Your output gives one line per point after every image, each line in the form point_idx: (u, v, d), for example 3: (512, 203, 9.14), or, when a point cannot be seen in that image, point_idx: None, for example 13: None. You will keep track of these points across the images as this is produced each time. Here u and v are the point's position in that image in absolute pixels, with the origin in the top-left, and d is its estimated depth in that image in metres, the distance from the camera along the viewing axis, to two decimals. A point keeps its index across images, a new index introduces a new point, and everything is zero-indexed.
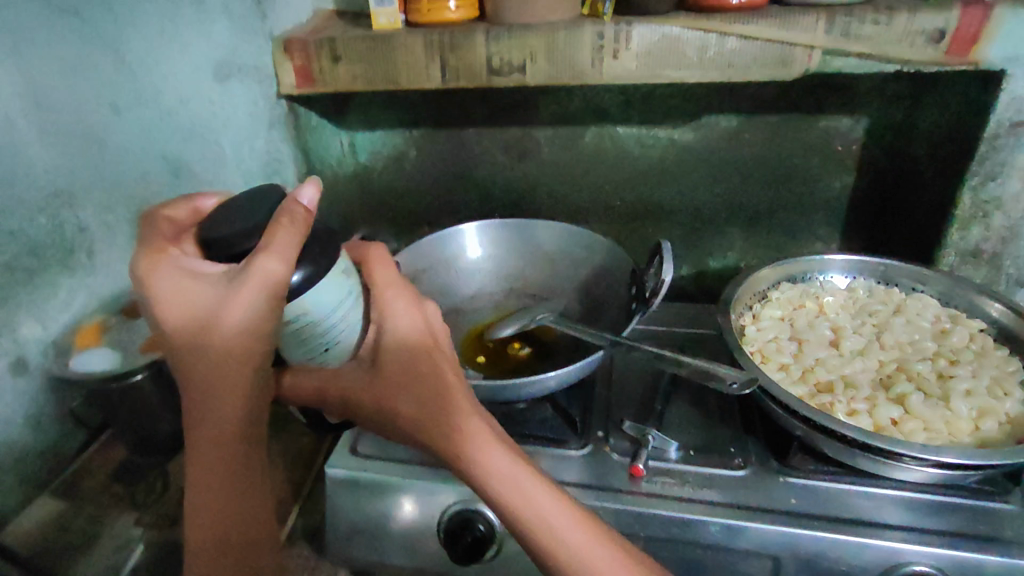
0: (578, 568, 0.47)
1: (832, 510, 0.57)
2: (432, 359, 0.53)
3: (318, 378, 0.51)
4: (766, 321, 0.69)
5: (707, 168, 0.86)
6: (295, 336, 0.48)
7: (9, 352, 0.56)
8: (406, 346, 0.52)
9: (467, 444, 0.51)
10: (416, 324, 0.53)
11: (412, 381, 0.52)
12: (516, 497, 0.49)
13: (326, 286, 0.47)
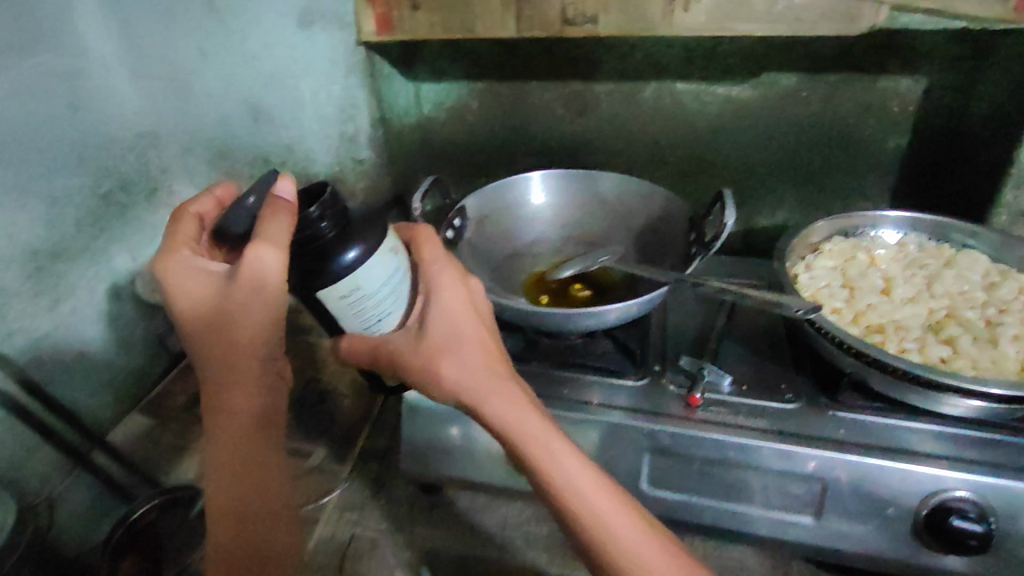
0: (597, 525, 0.52)
1: (878, 441, 0.62)
2: (475, 329, 0.59)
3: (373, 341, 0.55)
4: (819, 271, 0.72)
5: (762, 125, 0.89)
6: (351, 309, 0.53)
7: (109, 277, 0.86)
8: (452, 315, 0.58)
9: (503, 408, 0.56)
10: (460, 295, 0.58)
11: (454, 349, 0.57)
12: (542, 459, 0.54)
13: (375, 263, 0.53)
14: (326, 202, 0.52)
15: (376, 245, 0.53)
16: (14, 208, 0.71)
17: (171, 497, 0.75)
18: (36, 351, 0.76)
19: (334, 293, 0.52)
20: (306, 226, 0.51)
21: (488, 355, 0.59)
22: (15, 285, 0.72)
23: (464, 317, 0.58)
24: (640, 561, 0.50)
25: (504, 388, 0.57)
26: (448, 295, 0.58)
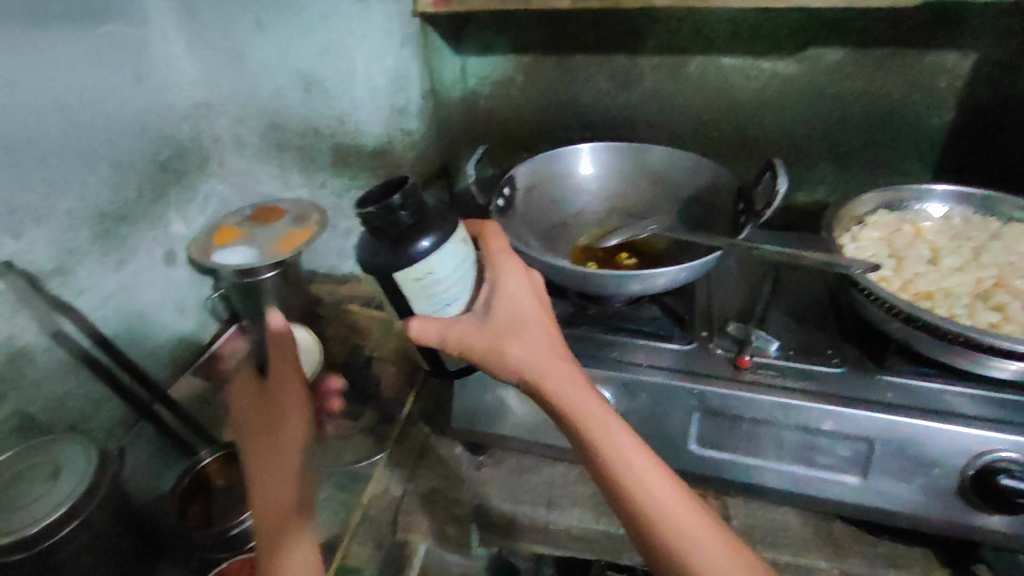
0: (653, 503, 0.53)
1: (925, 404, 0.63)
2: (538, 316, 0.60)
3: (442, 323, 0.54)
4: (866, 242, 0.74)
5: (804, 100, 0.89)
6: (422, 293, 0.53)
7: (166, 244, 0.91)
8: (518, 300, 0.59)
9: (568, 390, 0.57)
10: (526, 282, 0.60)
11: (520, 332, 0.58)
12: (603, 439, 0.55)
13: (449, 249, 0.53)
14: (408, 191, 0.51)
15: (449, 233, 0.54)
16: (84, 170, 0.76)
17: (229, 453, 0.78)
18: (104, 308, 0.81)
19: (408, 276, 0.52)
20: (387, 214, 0.50)
21: (549, 340, 0.60)
22: (86, 244, 0.77)
23: (529, 303, 0.60)
24: (693, 537, 0.52)
25: (565, 369, 0.58)
26: (515, 282, 0.59)
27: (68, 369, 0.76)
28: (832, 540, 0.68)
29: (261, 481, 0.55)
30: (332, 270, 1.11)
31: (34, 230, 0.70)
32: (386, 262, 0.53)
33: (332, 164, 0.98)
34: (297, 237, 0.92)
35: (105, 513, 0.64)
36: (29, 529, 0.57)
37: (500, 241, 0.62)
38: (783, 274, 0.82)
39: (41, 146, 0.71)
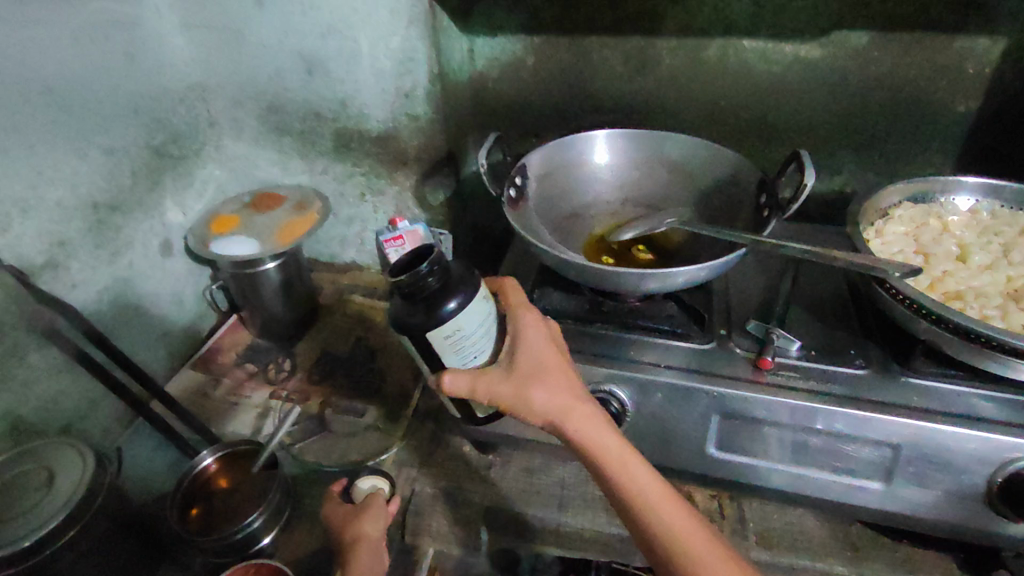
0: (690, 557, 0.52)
1: (952, 408, 0.61)
2: (561, 360, 0.60)
3: (470, 377, 0.54)
4: (891, 236, 0.71)
5: (827, 87, 0.86)
6: (452, 351, 0.53)
7: (162, 233, 0.88)
8: (541, 346, 0.59)
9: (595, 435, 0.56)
10: (545, 329, 0.61)
11: (548, 378, 0.58)
12: (634, 488, 0.54)
13: (476, 306, 0.53)
14: (433, 257, 0.52)
15: (474, 292, 0.53)
16: (76, 157, 0.73)
17: (233, 451, 0.76)
18: (99, 303, 0.79)
19: (438, 336, 0.52)
20: (415, 280, 0.51)
21: (573, 384, 0.59)
22: (79, 236, 0.75)
23: (552, 347, 0.60)
24: None
25: (592, 413, 0.58)
26: (537, 331, 0.60)
27: (62, 366, 0.74)
28: (851, 544, 0.67)
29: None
30: (333, 259, 1.08)
31: (22, 223, 0.67)
32: (416, 325, 0.52)
33: (335, 149, 0.94)
34: (298, 227, 0.89)
35: (105, 518, 0.62)
36: (23, 542, 0.54)
37: (517, 294, 0.63)
38: (803, 267, 0.80)
39: (28, 133, 0.67)
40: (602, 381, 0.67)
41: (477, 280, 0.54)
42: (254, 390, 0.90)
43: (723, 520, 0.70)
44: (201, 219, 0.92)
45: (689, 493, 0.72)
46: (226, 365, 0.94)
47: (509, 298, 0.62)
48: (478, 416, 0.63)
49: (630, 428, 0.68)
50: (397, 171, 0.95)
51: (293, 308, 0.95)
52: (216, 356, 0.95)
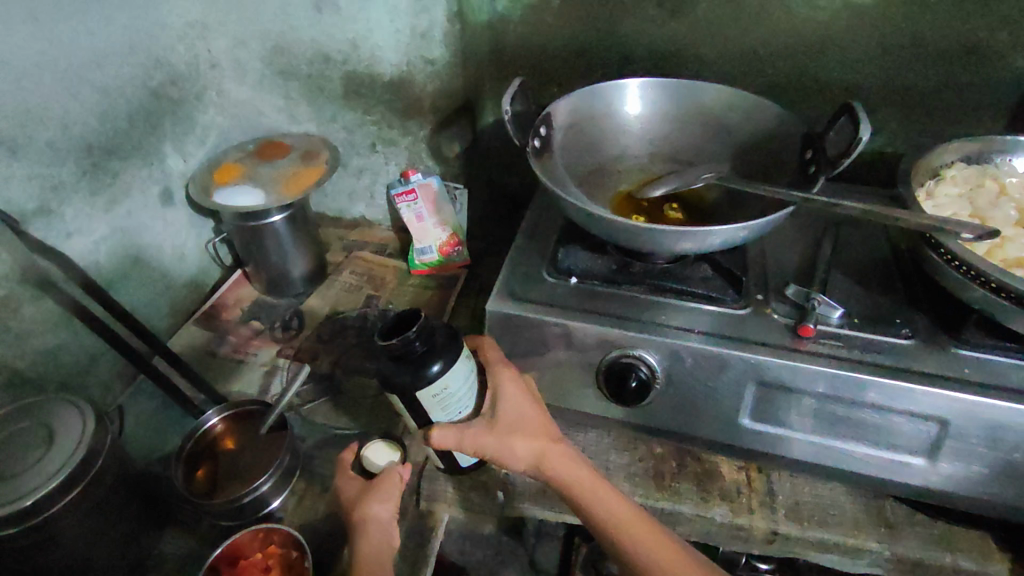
0: None
1: (1009, 382, 0.57)
2: (541, 409, 0.60)
3: (456, 432, 0.55)
4: (944, 199, 0.66)
5: (879, 36, 0.78)
6: (438, 407, 0.55)
7: (162, 182, 0.84)
8: (522, 395, 0.60)
9: (579, 480, 0.56)
10: (524, 378, 0.62)
11: (530, 427, 0.58)
12: (623, 531, 0.54)
13: (460, 366, 0.55)
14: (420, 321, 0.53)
15: (458, 354, 0.55)
16: (67, 95, 0.68)
17: (238, 411, 0.73)
18: (96, 253, 0.75)
19: (426, 394, 0.54)
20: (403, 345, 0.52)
21: (554, 431, 0.59)
22: (73, 180, 0.70)
23: (532, 396, 0.60)
24: None
25: (575, 459, 0.58)
26: (515, 382, 0.60)
27: (60, 319, 0.70)
28: (884, 521, 0.64)
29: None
30: (342, 213, 1.04)
31: (9, 164, 0.63)
32: (403, 384, 0.53)
33: (344, 94, 0.90)
34: (306, 177, 0.85)
35: (109, 477, 0.59)
36: (23, 501, 0.51)
37: (494, 349, 0.63)
38: (842, 232, 0.75)
39: (12, 66, 0.62)
40: (631, 346, 0.62)
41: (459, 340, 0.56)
42: (259, 349, 0.86)
43: (750, 493, 0.66)
44: (201, 170, 0.87)
45: (716, 464, 0.69)
46: (231, 322, 0.90)
47: (487, 352, 0.62)
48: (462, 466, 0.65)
49: (658, 395, 0.64)
50: (409, 120, 0.90)
51: (301, 265, 0.91)
52: (221, 311, 0.92)
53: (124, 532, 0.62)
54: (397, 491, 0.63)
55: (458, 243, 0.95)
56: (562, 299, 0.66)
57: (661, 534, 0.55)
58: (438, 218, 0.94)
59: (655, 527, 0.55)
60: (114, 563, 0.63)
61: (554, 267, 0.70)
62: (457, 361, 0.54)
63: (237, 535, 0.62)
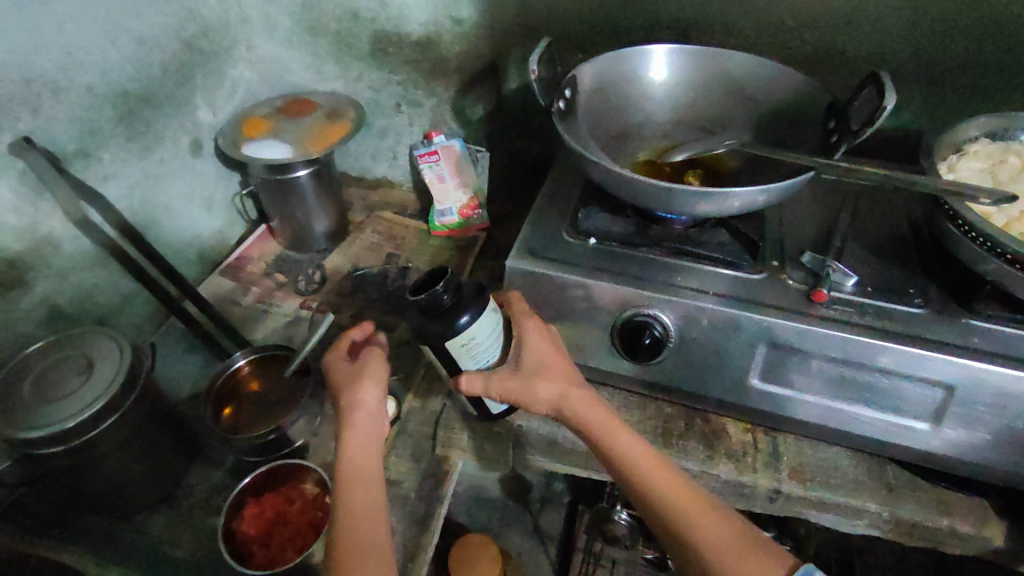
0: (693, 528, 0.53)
1: (1014, 351, 0.58)
2: (565, 356, 0.62)
3: (483, 378, 0.58)
4: (966, 172, 0.66)
5: (909, 9, 0.77)
6: (466, 358, 0.57)
7: (192, 133, 0.86)
8: (546, 343, 0.62)
9: (597, 418, 0.58)
10: (548, 328, 0.63)
11: (552, 371, 0.60)
12: (639, 467, 0.56)
13: (486, 318, 0.57)
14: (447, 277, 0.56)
15: (484, 305, 0.57)
16: (105, 42, 0.70)
17: (264, 355, 0.76)
18: (130, 198, 0.78)
19: (454, 344, 0.56)
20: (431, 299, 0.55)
21: (574, 374, 0.61)
22: (109, 126, 0.73)
23: (555, 344, 0.62)
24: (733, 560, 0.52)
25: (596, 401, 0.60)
26: (538, 332, 0.62)
27: (95, 259, 0.74)
28: (885, 483, 0.66)
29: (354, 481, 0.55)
30: (364, 173, 1.06)
31: (53, 106, 0.65)
32: (434, 335, 0.56)
33: (371, 54, 0.91)
34: (333, 132, 0.86)
35: (144, 408, 0.62)
36: (68, 423, 0.55)
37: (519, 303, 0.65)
38: (860, 204, 0.76)
39: (57, 9, 0.64)
40: (647, 305, 0.64)
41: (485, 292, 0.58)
42: (283, 300, 0.89)
43: (756, 453, 0.68)
44: (227, 126, 0.88)
45: (723, 425, 0.71)
46: (255, 274, 0.93)
47: (512, 302, 0.64)
48: (493, 412, 0.66)
49: (670, 353, 0.66)
50: (435, 81, 0.92)
51: (324, 222, 0.93)
52: (246, 263, 0.94)
53: (156, 461, 0.66)
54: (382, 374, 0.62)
55: (477, 206, 0.96)
56: (579, 257, 0.68)
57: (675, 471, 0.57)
58: (459, 180, 0.95)
59: (671, 469, 0.57)
60: (148, 490, 0.67)
61: (574, 227, 0.72)
62: (483, 313, 0.56)
63: (260, 471, 0.66)
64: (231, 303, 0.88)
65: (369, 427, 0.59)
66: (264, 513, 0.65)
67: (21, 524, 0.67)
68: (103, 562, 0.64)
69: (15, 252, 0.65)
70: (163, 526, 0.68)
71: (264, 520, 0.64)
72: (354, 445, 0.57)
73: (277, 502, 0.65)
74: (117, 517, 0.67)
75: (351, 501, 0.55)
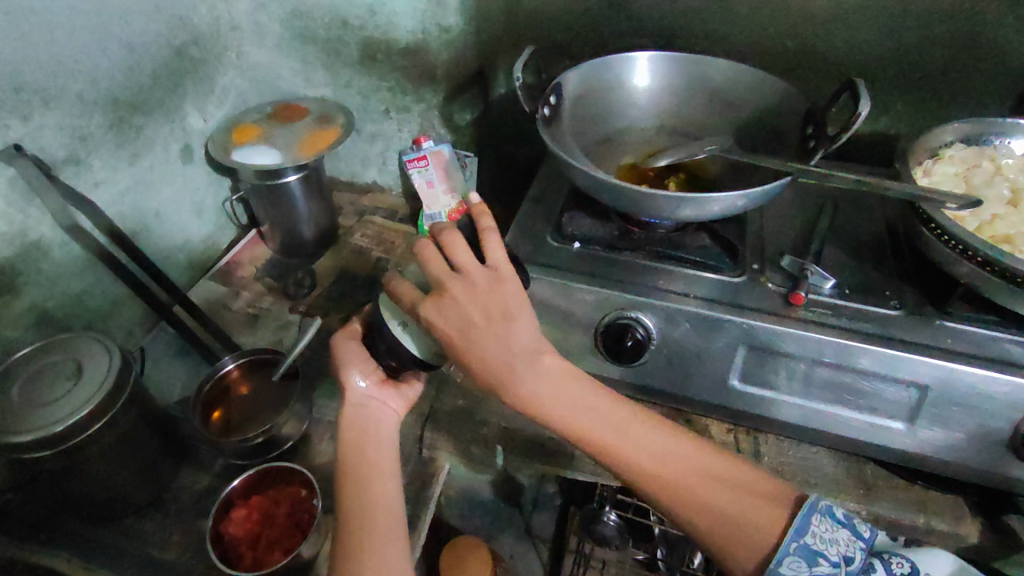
0: (676, 500, 0.52)
1: (984, 351, 0.60)
2: (486, 327, 0.53)
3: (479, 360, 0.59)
4: (940, 177, 0.67)
5: (886, 16, 0.78)
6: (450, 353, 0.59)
7: (183, 139, 0.87)
8: (455, 321, 0.53)
9: (546, 408, 0.54)
10: (455, 301, 0.53)
11: (472, 365, 0.53)
12: (605, 446, 0.53)
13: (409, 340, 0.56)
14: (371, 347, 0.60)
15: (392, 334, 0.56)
16: (96, 50, 0.71)
17: (254, 358, 0.77)
18: (120, 203, 0.79)
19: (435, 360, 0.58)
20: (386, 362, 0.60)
21: (507, 354, 0.53)
22: (99, 132, 0.73)
23: (468, 321, 0.52)
24: (718, 523, 0.50)
25: (542, 381, 0.54)
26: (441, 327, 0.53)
27: (84, 264, 0.75)
28: (863, 482, 0.67)
29: (358, 480, 0.56)
30: (354, 178, 1.08)
31: (43, 113, 0.66)
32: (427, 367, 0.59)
33: (360, 60, 0.92)
34: (323, 138, 0.87)
35: (134, 412, 0.63)
36: (55, 427, 0.55)
37: (406, 286, 0.54)
38: (840, 208, 0.77)
39: (47, 19, 0.65)
40: (629, 307, 0.65)
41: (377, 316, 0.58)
42: (274, 305, 0.90)
43: (737, 453, 0.70)
44: (214, 132, 0.89)
45: (705, 425, 0.72)
46: (245, 279, 0.94)
47: (400, 289, 0.55)
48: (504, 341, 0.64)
49: (652, 356, 0.67)
50: (423, 87, 0.93)
51: (313, 227, 0.94)
52: (236, 268, 0.95)
53: (146, 465, 0.67)
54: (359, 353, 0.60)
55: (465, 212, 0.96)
56: (565, 262, 0.69)
57: (651, 439, 0.54)
58: (448, 185, 0.96)
59: (645, 438, 0.54)
60: (139, 494, 0.68)
61: (558, 231, 0.73)
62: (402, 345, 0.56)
63: (250, 472, 0.67)
64: (222, 308, 0.89)
65: (362, 424, 0.59)
66: (252, 515, 0.66)
67: (13, 527, 0.68)
68: (92, 566, 0.65)
69: (6, 258, 0.66)
70: (151, 530, 0.68)
71: (251, 521, 0.66)
72: (346, 444, 0.58)
73: (265, 504, 0.67)
74: (107, 521, 0.68)
75: (350, 498, 0.55)
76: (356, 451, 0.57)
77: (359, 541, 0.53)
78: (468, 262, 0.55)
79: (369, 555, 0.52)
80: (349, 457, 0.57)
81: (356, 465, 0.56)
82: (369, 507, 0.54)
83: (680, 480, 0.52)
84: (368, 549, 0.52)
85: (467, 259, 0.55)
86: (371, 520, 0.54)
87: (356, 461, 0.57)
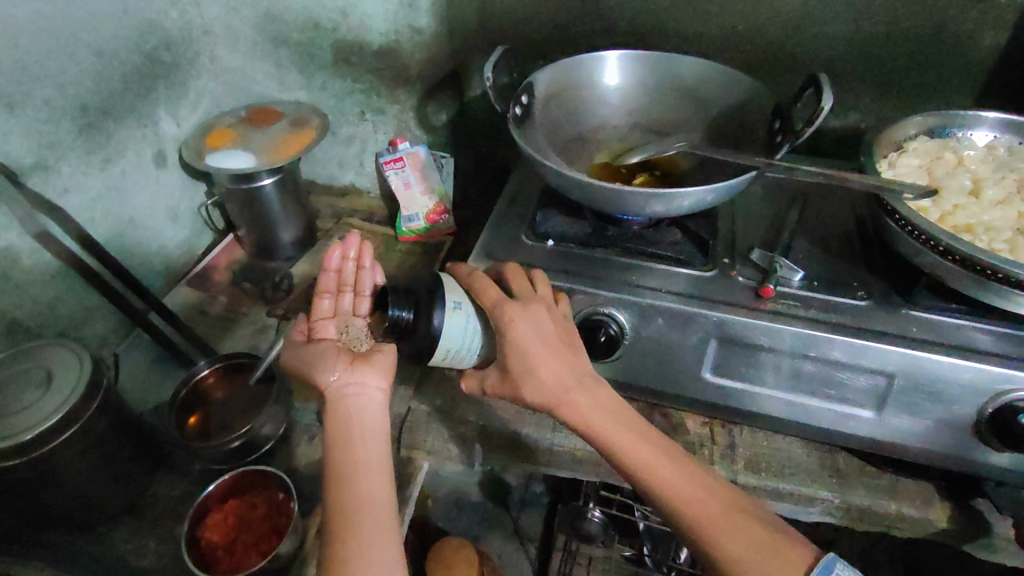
0: (698, 525, 0.52)
1: (947, 338, 0.61)
2: (560, 348, 0.58)
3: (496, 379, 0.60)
4: (904, 169, 0.69)
5: (852, 12, 0.80)
6: (454, 358, 0.60)
7: (155, 145, 0.87)
8: (535, 332, 0.58)
9: (596, 417, 0.56)
10: (539, 314, 0.59)
11: (537, 372, 0.57)
12: (643, 466, 0.55)
13: (450, 325, 0.58)
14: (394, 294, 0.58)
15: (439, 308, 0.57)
16: (62, 56, 0.70)
17: (232, 363, 0.77)
18: (91, 210, 0.78)
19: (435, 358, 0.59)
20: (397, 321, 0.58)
21: (574, 370, 0.58)
22: (68, 139, 0.73)
23: (548, 335, 0.58)
24: (738, 553, 0.50)
25: (598, 400, 0.58)
26: (523, 330, 0.57)
27: (54, 272, 0.74)
28: (836, 472, 0.68)
29: (345, 475, 0.54)
30: (332, 181, 1.08)
31: (8, 121, 0.66)
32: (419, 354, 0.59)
33: (333, 62, 0.92)
34: (297, 141, 0.87)
35: (107, 419, 0.63)
36: (23, 436, 0.55)
37: (495, 288, 0.60)
38: (810, 202, 0.79)
39: (10, 26, 0.64)
40: (602, 303, 0.66)
41: (439, 284, 0.59)
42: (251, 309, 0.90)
43: (713, 445, 0.70)
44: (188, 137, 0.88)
45: (681, 418, 0.73)
46: (222, 283, 0.94)
47: (485, 287, 0.61)
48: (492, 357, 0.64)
49: (626, 351, 0.67)
50: (397, 89, 0.93)
51: (291, 230, 0.94)
52: (213, 273, 0.95)
53: (121, 472, 0.67)
54: (327, 358, 0.63)
55: (443, 212, 0.98)
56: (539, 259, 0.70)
57: (687, 467, 0.55)
58: (425, 185, 0.97)
59: (684, 465, 0.55)
60: (115, 502, 0.67)
61: (532, 230, 0.74)
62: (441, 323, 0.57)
63: (228, 476, 0.67)
64: (199, 314, 0.89)
65: (348, 420, 0.58)
66: (227, 519, 0.67)
67: None
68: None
69: None
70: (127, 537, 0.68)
71: (226, 525, 0.66)
72: (331, 438, 0.57)
73: (240, 509, 0.67)
74: (83, 530, 0.68)
75: (341, 494, 0.54)
76: (343, 446, 0.56)
77: (349, 532, 0.51)
78: (548, 296, 0.62)
79: (360, 548, 0.50)
80: (336, 452, 0.56)
81: (348, 459, 0.56)
82: (356, 503, 0.53)
83: (707, 505, 0.53)
84: (359, 541, 0.51)
85: (546, 294, 0.62)
86: (362, 515, 0.52)
87: (345, 456, 0.56)
